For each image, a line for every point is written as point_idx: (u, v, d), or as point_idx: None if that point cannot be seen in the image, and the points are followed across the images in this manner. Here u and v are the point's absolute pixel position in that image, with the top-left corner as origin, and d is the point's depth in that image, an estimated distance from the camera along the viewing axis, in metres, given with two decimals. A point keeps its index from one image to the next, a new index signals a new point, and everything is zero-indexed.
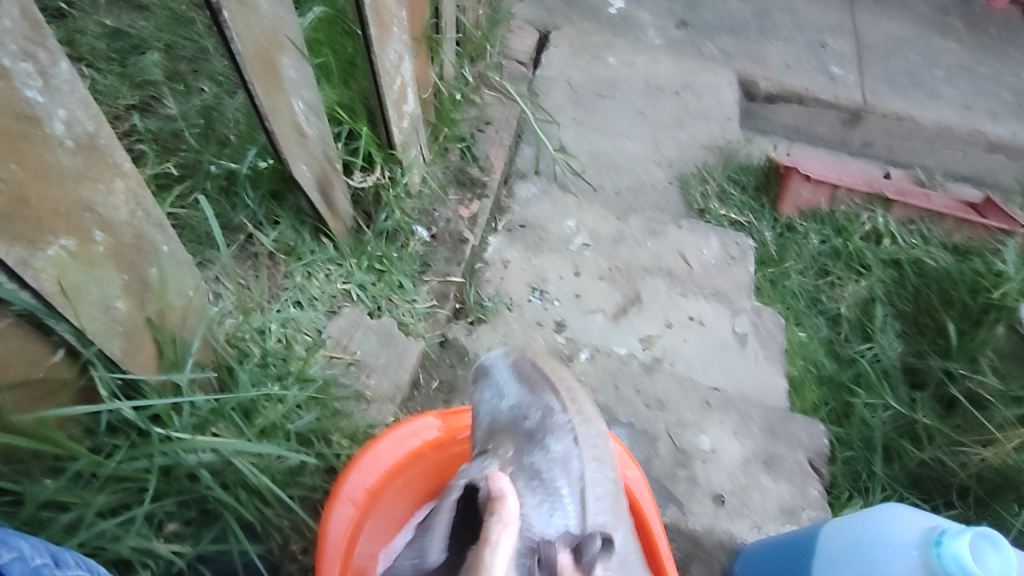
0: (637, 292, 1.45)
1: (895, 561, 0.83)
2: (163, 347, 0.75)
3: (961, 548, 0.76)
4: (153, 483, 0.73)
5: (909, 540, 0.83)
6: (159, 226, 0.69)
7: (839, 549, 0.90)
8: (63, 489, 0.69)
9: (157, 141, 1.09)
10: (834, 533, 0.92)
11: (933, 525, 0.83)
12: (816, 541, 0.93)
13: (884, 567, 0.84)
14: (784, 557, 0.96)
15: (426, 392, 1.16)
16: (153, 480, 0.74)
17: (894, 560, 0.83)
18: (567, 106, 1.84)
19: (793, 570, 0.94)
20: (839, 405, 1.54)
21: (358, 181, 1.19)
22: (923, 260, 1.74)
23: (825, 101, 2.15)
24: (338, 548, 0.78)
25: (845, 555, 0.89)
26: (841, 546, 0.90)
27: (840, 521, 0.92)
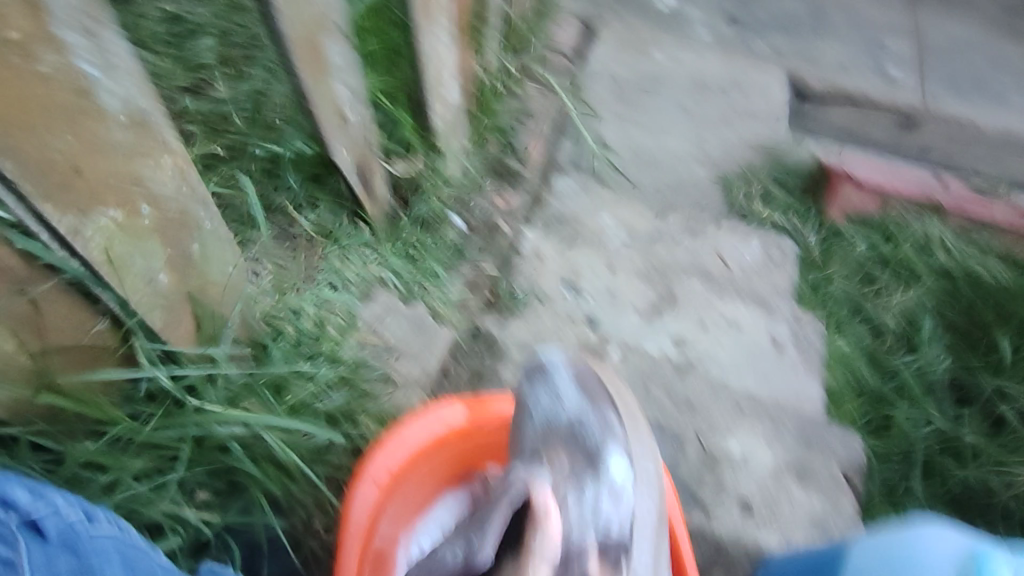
0: (672, 292, 1.43)
1: None
2: (202, 321, 0.77)
3: (1000, 567, 0.74)
4: (184, 453, 0.76)
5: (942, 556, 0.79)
6: (203, 203, 0.71)
7: (868, 568, 0.85)
8: (102, 452, 0.73)
9: (205, 122, 1.11)
10: (862, 552, 0.87)
11: (968, 543, 0.79)
12: (845, 560, 0.89)
13: None
14: (813, 574, 0.92)
15: (454, 380, 1.17)
16: (185, 449, 0.76)
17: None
18: (610, 100, 1.82)
19: None
20: (878, 418, 1.48)
21: (399, 171, 1.21)
22: (979, 273, 1.68)
23: (879, 103, 2.08)
24: (360, 529, 0.78)
25: (874, 575, 0.84)
26: (870, 565, 0.85)
27: (870, 542, 0.87)
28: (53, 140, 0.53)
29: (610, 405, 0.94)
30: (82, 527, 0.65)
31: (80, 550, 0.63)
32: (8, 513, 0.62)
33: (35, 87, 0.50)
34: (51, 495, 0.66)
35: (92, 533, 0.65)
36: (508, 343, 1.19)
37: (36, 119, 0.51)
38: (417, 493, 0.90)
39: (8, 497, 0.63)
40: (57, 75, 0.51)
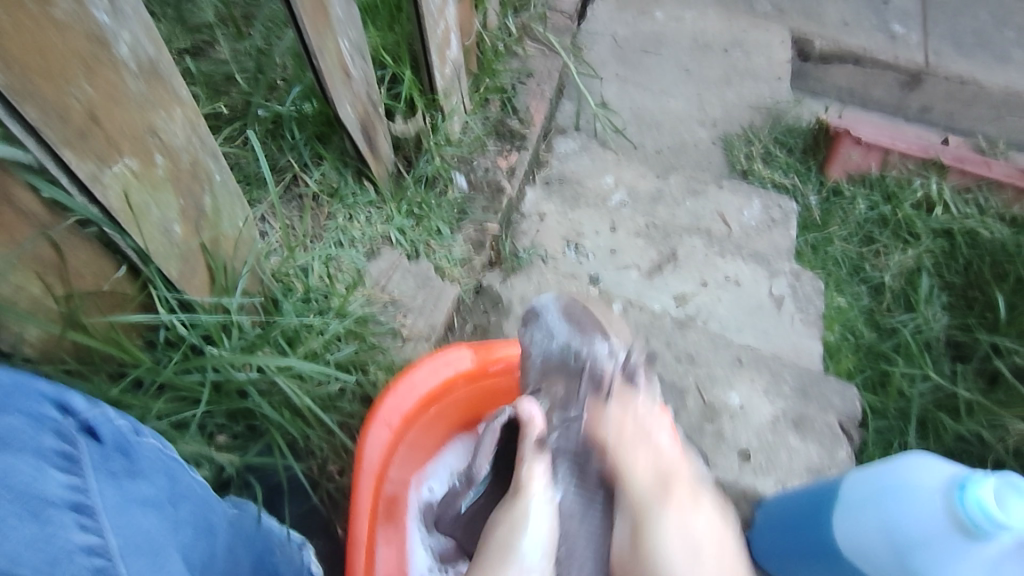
0: (673, 250, 1.45)
1: (917, 508, 0.84)
2: (216, 272, 0.79)
3: (984, 493, 0.77)
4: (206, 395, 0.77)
5: (932, 486, 0.84)
6: (213, 155, 0.72)
7: (863, 498, 0.90)
8: (129, 393, 0.74)
9: (208, 82, 1.13)
10: (856, 483, 0.92)
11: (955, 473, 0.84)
12: (837, 489, 0.94)
13: (907, 514, 0.85)
14: (814, 508, 0.98)
15: (460, 334, 1.19)
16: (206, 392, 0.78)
17: (917, 509, 0.84)
18: (610, 61, 1.84)
19: (820, 521, 0.96)
20: (876, 373, 1.52)
21: (399, 129, 1.21)
22: (978, 231, 1.68)
23: (882, 62, 2.05)
24: (374, 468, 0.81)
25: (868, 503, 0.90)
26: (864, 495, 0.90)
27: (862, 471, 0.92)
28: (70, 87, 0.54)
29: (600, 333, 0.97)
30: (132, 435, 0.62)
31: (133, 455, 0.60)
32: (63, 413, 0.56)
33: (53, 35, 0.51)
34: (99, 402, 0.61)
35: (140, 442, 0.62)
36: (513, 300, 1.23)
37: (51, 64, 0.52)
38: (428, 437, 0.93)
39: (63, 395, 0.58)
40: (76, 25, 0.52)
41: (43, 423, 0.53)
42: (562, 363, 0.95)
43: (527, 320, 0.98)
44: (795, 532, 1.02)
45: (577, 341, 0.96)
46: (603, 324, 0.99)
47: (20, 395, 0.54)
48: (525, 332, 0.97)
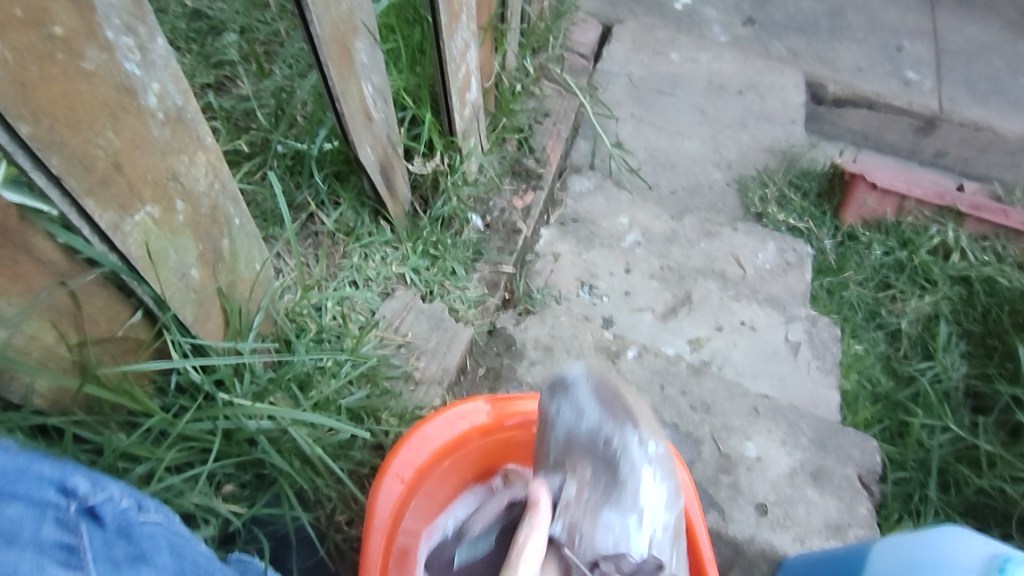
0: (688, 292, 1.44)
1: None
2: (230, 316, 0.78)
3: None
4: (217, 444, 0.75)
5: (969, 565, 0.79)
6: (233, 200, 0.72)
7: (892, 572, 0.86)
8: (137, 444, 0.72)
9: (230, 118, 1.15)
10: (885, 555, 0.88)
11: (994, 550, 0.79)
12: (867, 560, 0.90)
13: None
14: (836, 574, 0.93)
15: (472, 378, 1.17)
16: (215, 443, 0.76)
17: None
18: (625, 101, 1.85)
19: None
20: (895, 424, 1.48)
21: (417, 168, 1.21)
22: (995, 279, 1.65)
23: (897, 107, 2.06)
24: (386, 524, 0.77)
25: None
26: (894, 569, 0.86)
27: (896, 538, 0.89)
28: (94, 136, 0.54)
29: (632, 420, 0.90)
30: (134, 515, 0.60)
31: (135, 539, 0.58)
32: (67, 496, 0.54)
33: (80, 83, 0.51)
34: (106, 480, 0.59)
35: (144, 521, 0.61)
36: (526, 343, 1.22)
37: (74, 113, 0.51)
38: (440, 488, 0.90)
39: (67, 476, 0.56)
40: (100, 72, 0.52)
41: (44, 511, 0.52)
42: (586, 445, 0.88)
43: (555, 389, 0.91)
44: None
45: (608, 426, 0.90)
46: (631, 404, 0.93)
47: (21, 482, 0.52)
48: (553, 402, 0.91)
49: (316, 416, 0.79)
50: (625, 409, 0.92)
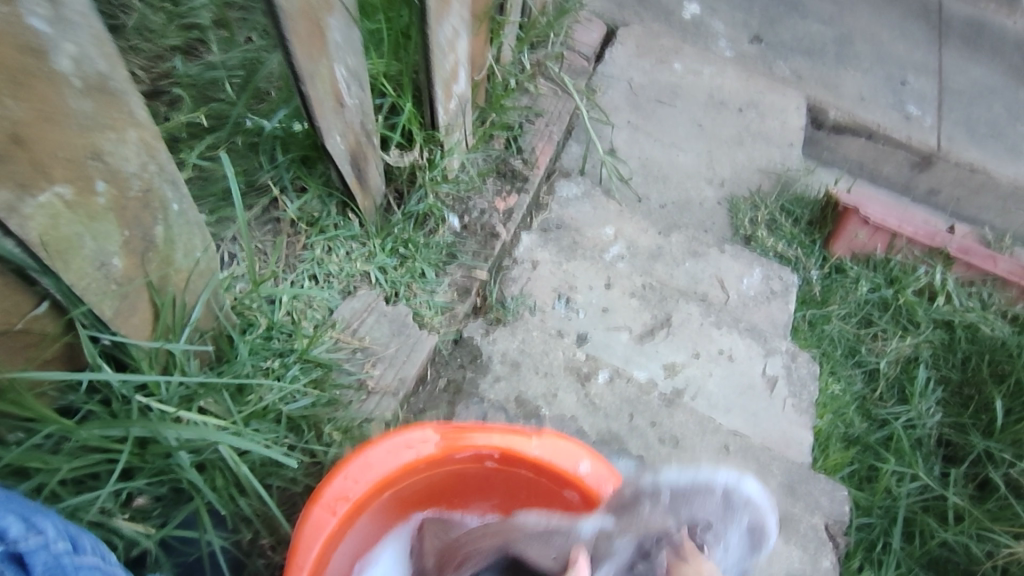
0: (668, 315, 1.38)
1: None
2: (161, 311, 0.70)
3: None
4: (123, 457, 0.66)
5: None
6: (172, 182, 0.64)
7: None
8: (27, 452, 0.63)
9: (195, 86, 1.08)
10: None
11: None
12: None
13: None
14: None
15: (431, 389, 1.09)
16: (123, 454, 0.66)
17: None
18: (623, 107, 1.80)
19: None
20: (864, 467, 1.45)
21: (394, 158, 1.16)
22: (978, 327, 1.62)
23: (896, 141, 2.02)
24: (313, 563, 0.68)
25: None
26: None
27: None
28: None
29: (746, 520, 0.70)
30: (68, 558, 0.57)
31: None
32: None
33: None
34: (38, 522, 0.56)
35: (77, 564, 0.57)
36: (493, 356, 1.14)
37: None
38: (381, 521, 0.81)
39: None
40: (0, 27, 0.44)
41: None
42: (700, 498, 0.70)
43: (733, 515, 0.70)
44: None
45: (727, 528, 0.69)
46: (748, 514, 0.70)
47: None
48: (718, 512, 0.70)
49: (243, 439, 0.71)
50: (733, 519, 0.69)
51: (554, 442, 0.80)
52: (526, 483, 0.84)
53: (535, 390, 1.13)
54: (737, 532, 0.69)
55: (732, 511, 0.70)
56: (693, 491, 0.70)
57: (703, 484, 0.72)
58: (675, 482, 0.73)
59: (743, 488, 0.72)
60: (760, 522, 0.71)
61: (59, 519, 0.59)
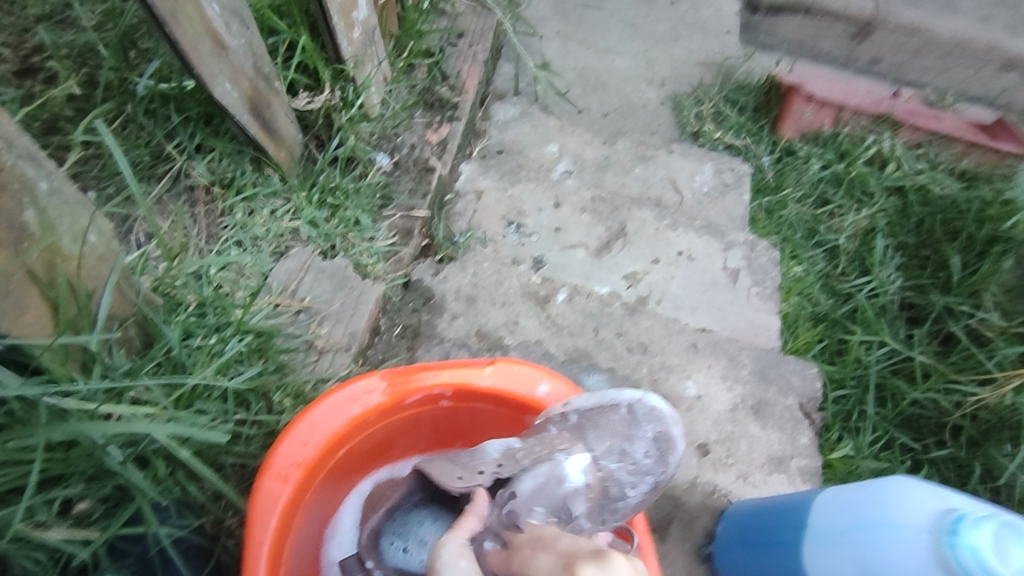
0: (622, 225, 1.35)
1: (894, 546, 0.71)
2: (58, 304, 0.64)
3: (979, 539, 0.65)
4: (37, 465, 0.59)
5: (916, 523, 0.71)
6: (29, 158, 0.57)
7: (834, 528, 0.78)
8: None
9: (71, 56, 0.98)
10: (827, 509, 0.80)
11: (945, 507, 0.70)
12: (806, 514, 0.83)
13: (885, 555, 0.72)
14: (775, 525, 0.87)
15: (388, 338, 1.05)
16: (38, 465, 0.59)
17: (895, 545, 0.71)
18: (551, 18, 1.75)
19: (780, 541, 0.85)
20: (834, 342, 1.46)
21: (303, 103, 1.07)
22: (929, 188, 1.62)
23: (832, 12, 1.94)
24: (274, 535, 0.66)
25: (839, 533, 0.77)
26: (836, 525, 0.78)
27: (838, 492, 0.80)
28: None
29: (649, 428, 0.79)
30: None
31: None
32: None
33: None
34: None
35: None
36: (446, 295, 1.10)
37: None
38: (342, 480, 0.78)
39: None
40: None
41: None
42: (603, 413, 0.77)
43: (635, 424, 0.79)
44: (746, 550, 0.90)
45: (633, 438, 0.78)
46: (645, 418, 0.80)
47: None
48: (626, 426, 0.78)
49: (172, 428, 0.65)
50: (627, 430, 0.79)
51: (508, 368, 0.77)
52: (487, 415, 0.82)
53: (495, 321, 1.09)
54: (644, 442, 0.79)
55: (636, 426, 0.79)
56: (599, 412, 0.77)
57: (609, 404, 0.78)
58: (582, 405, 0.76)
59: (646, 402, 0.80)
60: (665, 431, 0.80)
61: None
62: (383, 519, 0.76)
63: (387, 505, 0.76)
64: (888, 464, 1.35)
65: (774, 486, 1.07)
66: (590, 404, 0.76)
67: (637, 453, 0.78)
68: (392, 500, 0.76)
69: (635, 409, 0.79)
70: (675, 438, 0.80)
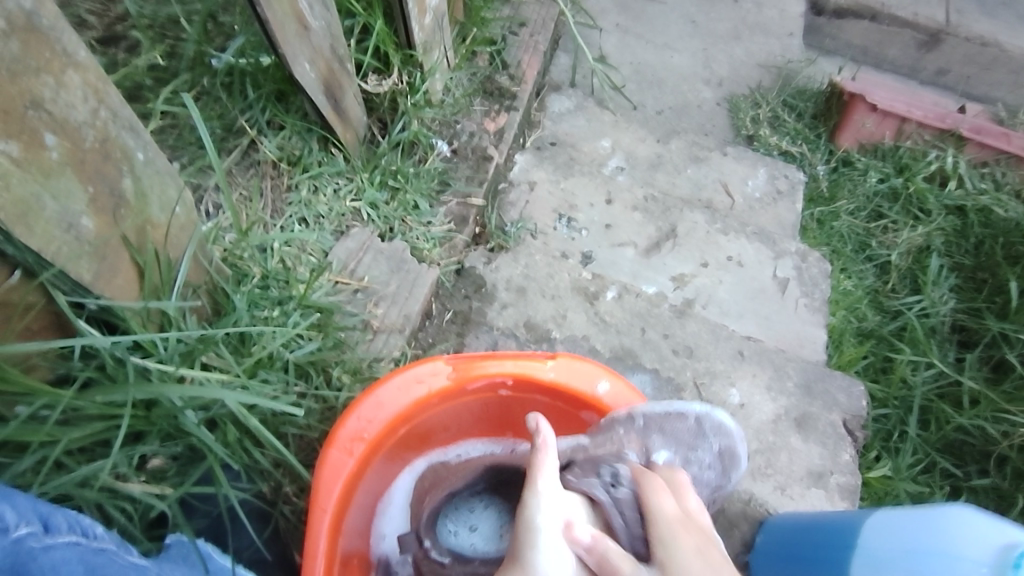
0: (673, 226, 1.34)
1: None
2: (145, 270, 0.67)
3: None
4: (127, 418, 0.63)
5: (976, 557, 0.68)
6: (130, 129, 0.60)
7: (887, 553, 0.77)
8: (22, 426, 0.59)
9: (152, 27, 1.01)
10: (880, 531, 0.79)
11: (1013, 542, 0.66)
12: (857, 536, 0.81)
13: None
14: (825, 544, 0.86)
15: (439, 323, 1.06)
16: (128, 418, 0.63)
17: None
18: (611, 11, 1.74)
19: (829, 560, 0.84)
20: (879, 359, 1.42)
21: (372, 85, 1.09)
22: (991, 209, 1.57)
23: (901, 20, 1.88)
24: (337, 504, 0.69)
25: (893, 557, 0.76)
26: (889, 550, 0.76)
27: (893, 516, 0.78)
28: None
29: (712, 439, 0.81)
30: (34, 542, 0.50)
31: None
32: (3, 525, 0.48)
33: None
34: (25, 502, 0.52)
35: (48, 546, 0.50)
36: (498, 284, 1.11)
37: None
38: (396, 462, 0.80)
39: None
40: None
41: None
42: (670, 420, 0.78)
43: (698, 435, 0.80)
44: (792, 562, 0.91)
45: (696, 450, 0.80)
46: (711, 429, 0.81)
47: None
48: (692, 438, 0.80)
49: (246, 395, 0.68)
50: (694, 440, 0.80)
51: (570, 363, 0.79)
52: (543, 410, 0.83)
53: (544, 314, 1.10)
54: (705, 455, 0.81)
55: (702, 438, 0.80)
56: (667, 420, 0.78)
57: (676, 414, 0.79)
58: (651, 412, 0.77)
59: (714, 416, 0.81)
60: (731, 447, 0.82)
61: (22, 499, 0.52)
62: (443, 500, 0.74)
63: (448, 489, 0.75)
64: (926, 488, 1.31)
65: (813, 500, 1.06)
66: (660, 412, 0.77)
67: (702, 467, 0.81)
68: (453, 485, 0.75)
69: (703, 422, 0.80)
70: (738, 456, 0.82)
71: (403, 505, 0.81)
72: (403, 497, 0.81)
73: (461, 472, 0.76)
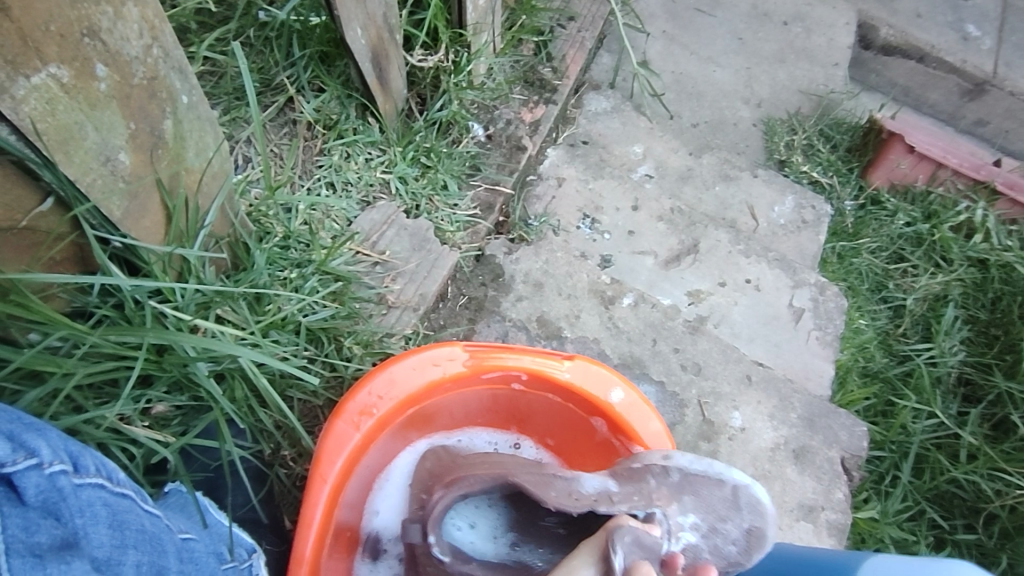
0: (696, 241, 1.32)
1: None
2: (172, 215, 0.66)
3: None
4: (139, 361, 0.63)
5: None
6: (178, 71, 0.59)
7: None
8: (37, 355, 0.60)
9: None
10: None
11: None
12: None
13: None
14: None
15: (452, 307, 1.06)
16: (141, 361, 0.63)
17: None
18: (659, 17, 1.72)
19: None
20: (881, 402, 1.41)
21: (417, 59, 1.08)
22: (1014, 267, 1.53)
23: (948, 64, 1.85)
24: (337, 475, 0.70)
25: None
26: None
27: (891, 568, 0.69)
28: None
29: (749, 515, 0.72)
30: (66, 480, 0.49)
31: (65, 515, 0.48)
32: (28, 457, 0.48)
33: None
34: (58, 440, 0.52)
35: (78, 485, 0.50)
36: (516, 275, 1.10)
37: None
38: (403, 441, 0.80)
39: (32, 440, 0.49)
40: None
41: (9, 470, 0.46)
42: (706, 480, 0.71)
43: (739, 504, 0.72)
44: None
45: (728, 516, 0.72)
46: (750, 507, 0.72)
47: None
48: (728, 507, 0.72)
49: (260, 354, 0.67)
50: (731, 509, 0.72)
51: (586, 366, 0.78)
52: (555, 410, 0.83)
53: (558, 312, 1.09)
54: (735, 528, 0.73)
55: (736, 510, 0.72)
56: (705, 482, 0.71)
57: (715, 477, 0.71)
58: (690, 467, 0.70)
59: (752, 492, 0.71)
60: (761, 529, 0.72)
61: (56, 435, 0.51)
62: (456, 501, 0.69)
63: (463, 491, 0.68)
64: (910, 535, 1.31)
65: (801, 534, 1.05)
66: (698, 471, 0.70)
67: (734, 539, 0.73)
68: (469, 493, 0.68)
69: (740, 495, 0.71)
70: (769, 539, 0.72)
71: (403, 485, 0.80)
72: (404, 477, 0.80)
73: (484, 475, 0.69)
